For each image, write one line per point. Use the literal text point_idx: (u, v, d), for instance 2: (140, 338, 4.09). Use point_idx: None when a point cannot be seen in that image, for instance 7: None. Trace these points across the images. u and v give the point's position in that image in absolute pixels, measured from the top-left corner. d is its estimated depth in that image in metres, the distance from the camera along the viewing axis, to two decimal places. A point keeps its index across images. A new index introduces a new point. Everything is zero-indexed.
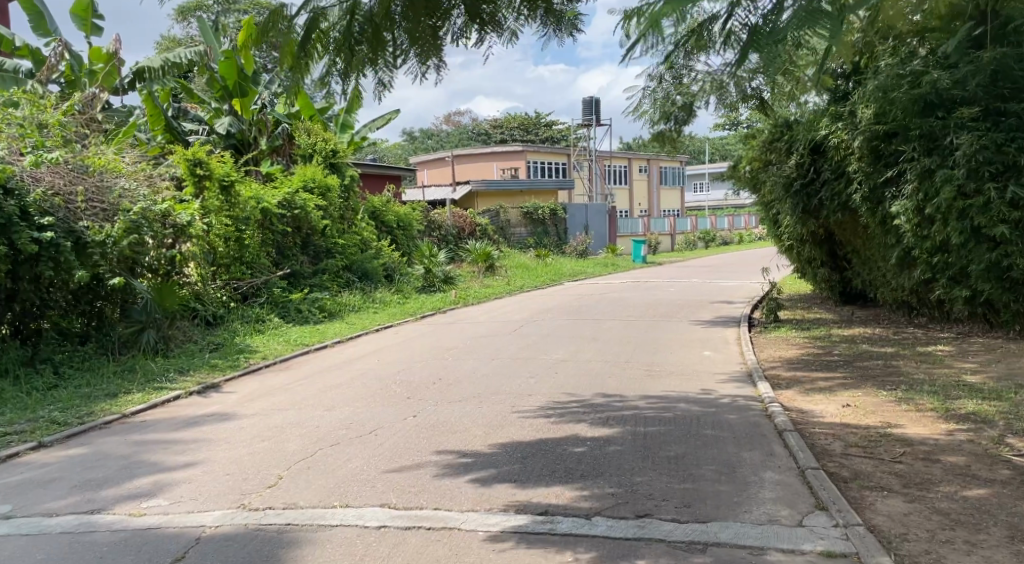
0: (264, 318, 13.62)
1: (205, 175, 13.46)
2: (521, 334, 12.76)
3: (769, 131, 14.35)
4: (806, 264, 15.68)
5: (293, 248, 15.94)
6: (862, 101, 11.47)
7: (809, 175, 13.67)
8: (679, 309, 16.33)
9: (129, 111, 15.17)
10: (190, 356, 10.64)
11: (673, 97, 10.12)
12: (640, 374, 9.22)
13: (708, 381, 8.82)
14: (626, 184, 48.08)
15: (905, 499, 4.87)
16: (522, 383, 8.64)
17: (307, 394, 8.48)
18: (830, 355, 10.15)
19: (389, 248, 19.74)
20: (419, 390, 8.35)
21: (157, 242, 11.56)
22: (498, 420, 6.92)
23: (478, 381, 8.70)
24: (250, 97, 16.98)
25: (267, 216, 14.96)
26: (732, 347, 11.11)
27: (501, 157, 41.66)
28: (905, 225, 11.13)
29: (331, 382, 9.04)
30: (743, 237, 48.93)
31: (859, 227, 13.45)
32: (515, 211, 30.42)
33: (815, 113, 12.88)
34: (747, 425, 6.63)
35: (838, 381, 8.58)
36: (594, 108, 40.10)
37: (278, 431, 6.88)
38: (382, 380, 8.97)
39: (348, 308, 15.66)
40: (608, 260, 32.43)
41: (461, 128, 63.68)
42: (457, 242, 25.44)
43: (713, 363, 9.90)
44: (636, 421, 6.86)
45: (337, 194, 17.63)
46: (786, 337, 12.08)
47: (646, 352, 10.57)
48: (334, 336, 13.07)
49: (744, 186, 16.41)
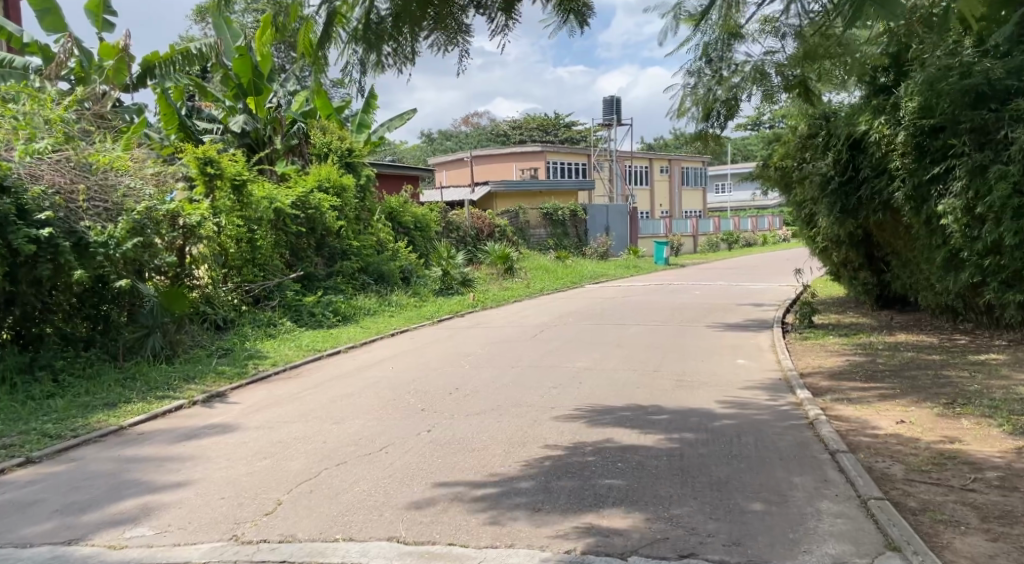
0: (276, 322, 13.16)
1: (216, 175, 12.97)
2: (543, 339, 12.19)
3: (804, 126, 13.70)
4: (842, 267, 14.99)
5: (307, 250, 15.50)
6: (907, 94, 10.83)
7: (848, 172, 12.98)
8: (706, 313, 15.68)
9: (139, 109, 14.82)
10: (198, 363, 10.18)
11: (712, 92, 9.51)
12: (671, 383, 8.61)
13: (744, 392, 8.19)
14: (647, 184, 47.33)
15: (987, 537, 4.24)
16: (544, 394, 8.06)
17: (316, 404, 7.98)
18: (874, 364, 9.47)
19: (406, 250, 19.27)
20: (434, 401, 7.81)
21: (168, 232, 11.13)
22: (519, 436, 6.36)
23: (497, 391, 8.14)
24: (265, 95, 16.59)
25: (281, 216, 14.53)
26: (767, 354, 10.46)
27: (520, 158, 41.15)
28: (953, 225, 10.45)
29: (341, 391, 8.54)
30: (767, 238, 47.92)
31: (900, 227, 12.73)
32: (534, 211, 29.85)
33: (854, 107, 12.23)
34: (793, 443, 6.01)
35: (887, 392, 7.90)
36: (615, 107, 39.42)
37: (281, 447, 6.36)
38: (395, 390, 8.45)
39: (363, 311, 15.15)
40: (630, 261, 31.72)
41: (481, 130, 63.27)
42: (476, 243, 24.91)
43: (747, 371, 9.25)
44: (669, 436, 6.26)
45: (353, 194, 17.17)
46: (824, 344, 11.39)
47: (675, 360, 9.95)
48: (347, 340, 12.57)
49: (772, 186, 15.80)
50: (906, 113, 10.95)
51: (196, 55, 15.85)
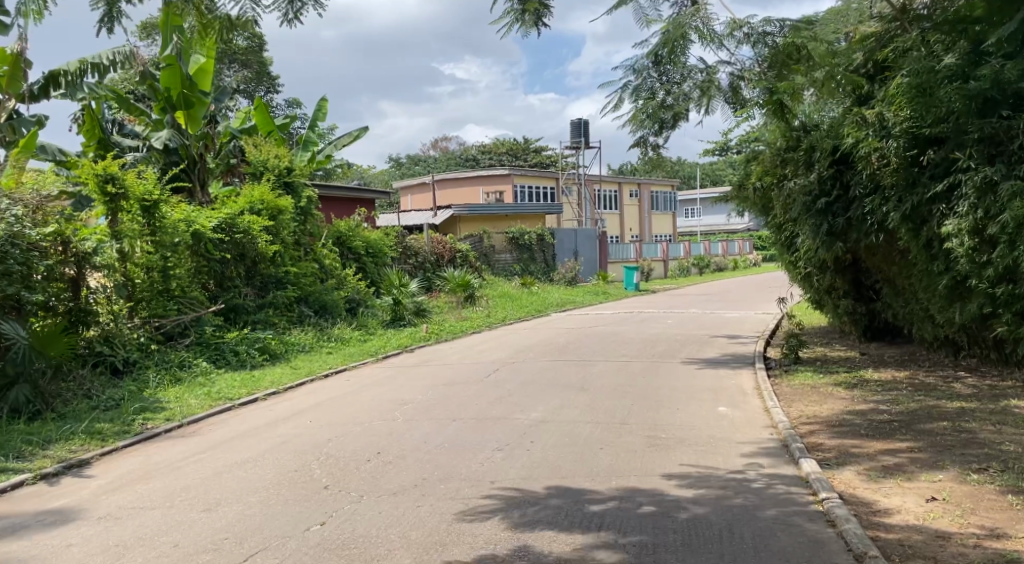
0: (189, 363, 11.36)
1: (120, 194, 11.30)
2: (495, 381, 10.58)
3: (783, 140, 12.37)
4: (825, 295, 13.65)
5: (234, 278, 13.80)
6: (894, 101, 9.66)
7: (834, 191, 11.56)
8: (680, 345, 14.23)
9: (38, 120, 13.07)
10: (76, 418, 8.49)
11: (662, 100, 9.68)
12: (641, 442, 7.01)
13: (731, 452, 6.65)
14: (616, 209, 46.33)
15: None
16: (483, 461, 6.40)
17: (197, 479, 6.28)
18: (877, 414, 8.00)
19: (353, 277, 17.65)
20: (344, 474, 6.16)
21: (51, 256, 9.57)
22: (440, 535, 4.72)
23: (426, 458, 6.52)
24: (197, 108, 15.09)
25: (201, 242, 12.84)
26: (752, 400, 8.99)
27: (487, 181, 39.86)
28: (957, 250, 9.10)
29: (234, 459, 6.84)
30: (738, 263, 47.07)
31: (894, 252, 11.39)
32: (499, 235, 28.38)
33: (837, 118, 10.93)
34: (803, 547, 4.42)
35: (903, 454, 6.38)
36: (583, 129, 38.34)
37: (114, 554, 4.66)
38: (302, 457, 6.77)
39: (295, 348, 13.39)
40: (598, 288, 30.31)
41: (448, 155, 62.06)
42: (435, 270, 23.33)
43: (732, 424, 7.73)
44: (639, 531, 4.67)
45: (289, 216, 15.46)
46: (814, 385, 9.96)
47: (646, 409, 8.41)
48: (270, 384, 10.88)
49: (750, 209, 14.55)
50: (895, 123, 9.75)
51: (91, 69, 13.75)
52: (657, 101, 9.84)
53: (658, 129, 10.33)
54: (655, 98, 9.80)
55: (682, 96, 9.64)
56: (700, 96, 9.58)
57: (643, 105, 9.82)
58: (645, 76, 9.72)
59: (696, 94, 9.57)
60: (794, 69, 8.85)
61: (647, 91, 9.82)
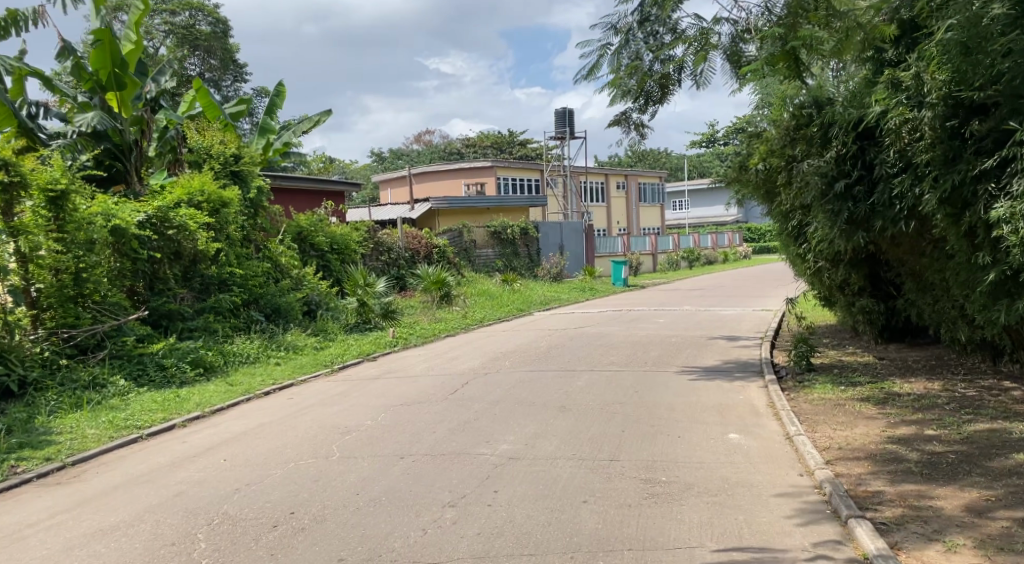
0: (103, 383, 9.69)
1: (15, 183, 9.47)
2: (462, 398, 8.96)
3: (791, 116, 10.84)
4: (838, 290, 12.18)
5: (167, 280, 12.17)
6: (928, 58, 7.93)
7: (853, 172, 9.96)
8: (677, 350, 12.68)
9: None
10: None
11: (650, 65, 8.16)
12: (636, 491, 5.42)
13: (755, 509, 5.08)
14: (603, 201, 44.81)
15: None
16: (427, 527, 4.79)
17: (35, 559, 4.62)
18: (926, 446, 6.50)
19: (313, 275, 16.01)
20: (236, 552, 4.52)
21: None
22: None
23: (353, 523, 4.89)
24: (131, 90, 13.41)
25: (123, 237, 11.15)
26: (769, 423, 7.45)
27: (469, 173, 38.21)
28: (1008, 239, 7.32)
29: (101, 524, 5.19)
30: (728, 256, 45.65)
31: (923, 241, 9.80)
32: (478, 229, 26.72)
33: (858, 87, 9.35)
34: None
35: (981, 517, 4.86)
36: (568, 118, 36.67)
37: None
38: (191, 520, 5.12)
39: (237, 359, 11.72)
40: (584, 283, 28.78)
41: (432, 148, 60.41)
42: (410, 267, 21.67)
43: (750, 461, 6.16)
44: None
45: (236, 209, 13.76)
46: (838, 401, 8.43)
47: (641, 439, 6.84)
48: (196, 405, 9.17)
49: (754, 195, 13.05)
50: (931, 86, 8.05)
51: None
52: (643, 65, 8.28)
53: (643, 103, 8.83)
54: (641, 63, 8.26)
55: (673, 61, 8.09)
56: (696, 58, 8.08)
57: (626, 71, 8.27)
58: (628, 38, 8.22)
59: (691, 54, 8.06)
60: (812, 20, 7.17)
61: (631, 56, 8.30)
